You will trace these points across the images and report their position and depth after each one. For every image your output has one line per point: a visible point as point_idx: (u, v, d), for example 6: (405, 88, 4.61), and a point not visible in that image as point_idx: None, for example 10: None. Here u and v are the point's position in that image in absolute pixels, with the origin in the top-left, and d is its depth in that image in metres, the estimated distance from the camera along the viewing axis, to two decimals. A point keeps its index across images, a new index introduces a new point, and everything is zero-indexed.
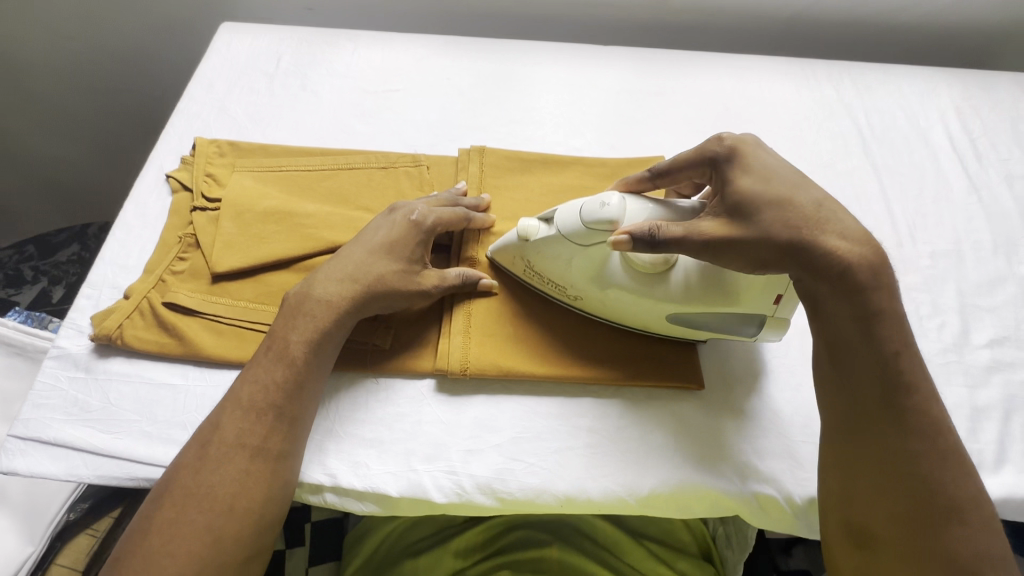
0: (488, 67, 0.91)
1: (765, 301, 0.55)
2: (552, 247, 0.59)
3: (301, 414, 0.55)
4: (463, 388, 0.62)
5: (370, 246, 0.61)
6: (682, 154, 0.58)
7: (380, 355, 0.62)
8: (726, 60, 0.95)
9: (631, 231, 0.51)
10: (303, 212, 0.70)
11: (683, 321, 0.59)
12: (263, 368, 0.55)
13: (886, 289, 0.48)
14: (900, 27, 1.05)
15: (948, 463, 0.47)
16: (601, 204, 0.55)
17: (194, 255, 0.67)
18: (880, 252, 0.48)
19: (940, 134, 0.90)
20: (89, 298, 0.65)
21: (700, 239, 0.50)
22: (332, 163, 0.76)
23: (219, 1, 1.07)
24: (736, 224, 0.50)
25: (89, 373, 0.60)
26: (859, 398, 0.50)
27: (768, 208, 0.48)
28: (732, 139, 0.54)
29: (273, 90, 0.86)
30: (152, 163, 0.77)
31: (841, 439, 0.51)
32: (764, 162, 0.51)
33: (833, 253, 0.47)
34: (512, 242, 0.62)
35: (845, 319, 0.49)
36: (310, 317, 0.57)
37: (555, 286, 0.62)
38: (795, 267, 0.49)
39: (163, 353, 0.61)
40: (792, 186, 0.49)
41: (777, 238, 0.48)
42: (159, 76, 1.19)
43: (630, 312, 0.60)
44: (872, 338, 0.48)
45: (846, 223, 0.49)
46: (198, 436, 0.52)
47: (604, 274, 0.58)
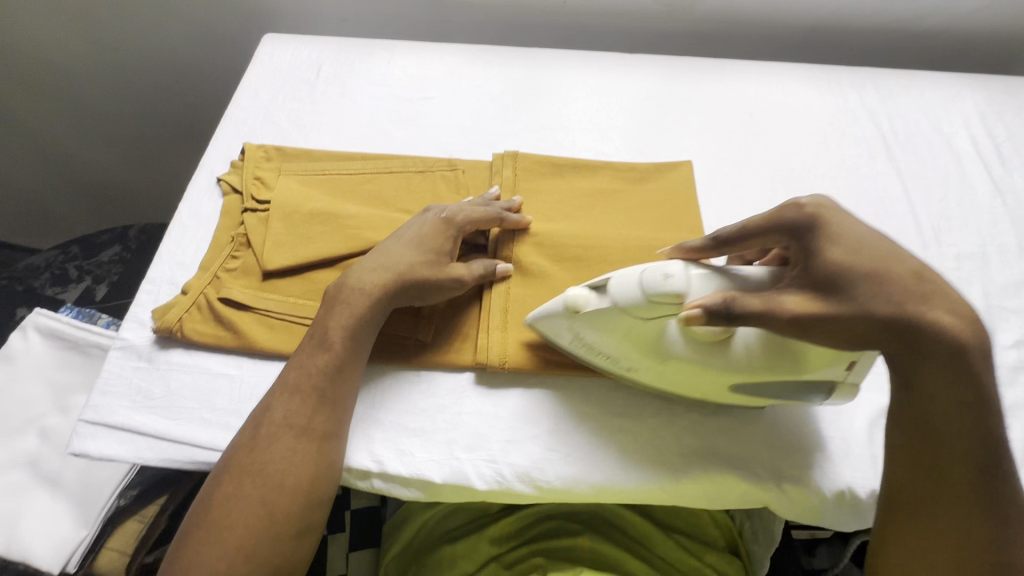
0: (518, 75, 0.94)
1: (834, 367, 0.53)
2: (607, 317, 0.56)
3: (343, 397, 0.58)
4: (502, 381, 0.64)
5: (403, 241, 0.65)
6: (750, 220, 0.56)
7: (422, 349, 0.65)
8: (750, 67, 0.98)
9: (704, 304, 0.49)
10: (346, 213, 0.73)
11: (748, 390, 0.57)
12: (306, 355, 0.59)
13: (984, 366, 0.47)
14: (922, 34, 1.06)
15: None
16: (663, 276, 0.53)
17: (245, 254, 0.71)
18: (978, 326, 0.47)
19: (964, 139, 0.91)
20: (149, 293, 0.70)
21: (788, 315, 0.48)
22: (372, 167, 0.80)
23: (259, 13, 1.12)
24: (826, 299, 0.48)
25: (152, 363, 0.64)
26: (951, 474, 0.48)
27: (867, 283, 0.47)
28: (812, 206, 0.52)
29: (315, 98, 0.90)
30: (203, 167, 0.81)
31: (922, 510, 0.49)
32: (851, 232, 0.50)
33: (937, 329, 0.46)
34: (558, 313, 0.59)
35: (948, 400, 0.47)
36: (348, 305, 0.61)
37: (607, 357, 0.60)
38: (899, 343, 0.47)
39: (220, 346, 0.65)
40: (884, 258, 0.48)
41: (879, 314, 0.46)
42: (199, 84, 1.25)
43: (693, 383, 0.58)
44: (973, 417, 0.47)
45: (950, 296, 0.47)
46: (251, 418, 0.57)
47: (663, 347, 0.56)
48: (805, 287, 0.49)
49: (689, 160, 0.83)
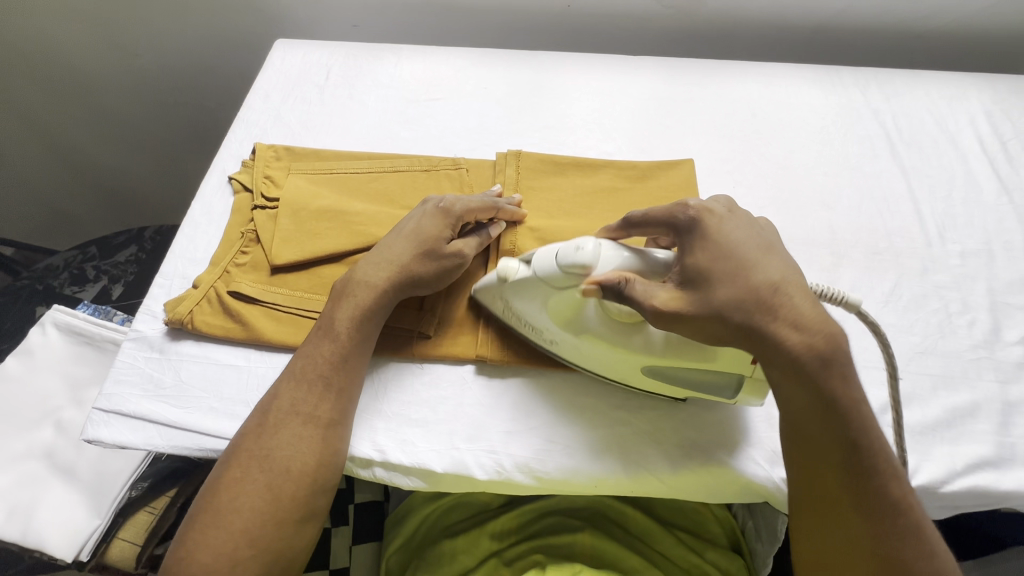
0: (523, 77, 0.96)
1: (742, 361, 0.55)
2: (528, 288, 0.60)
3: (349, 386, 0.59)
4: (503, 373, 0.65)
5: (403, 233, 0.66)
6: (653, 211, 0.60)
7: (426, 342, 0.66)
8: (754, 68, 0.98)
9: (601, 281, 0.53)
10: (353, 210, 0.75)
11: (661, 373, 0.59)
12: (312, 344, 0.61)
13: (841, 376, 0.49)
14: (928, 34, 1.06)
15: (907, 544, 0.48)
16: (576, 248, 0.56)
17: (255, 249, 0.73)
18: (833, 340, 0.49)
19: (971, 137, 0.90)
20: (162, 287, 0.72)
21: (655, 311, 0.51)
22: (379, 166, 0.82)
23: (272, 19, 1.15)
24: (690, 300, 0.51)
25: (163, 354, 0.66)
26: (823, 480, 0.50)
27: (720, 287, 0.51)
28: (698, 208, 0.56)
29: (324, 100, 0.93)
30: (216, 166, 0.84)
31: (804, 515, 0.52)
32: (723, 236, 0.54)
33: (783, 340, 0.49)
34: (491, 284, 0.64)
35: (805, 404, 0.50)
36: (353, 297, 0.62)
37: (531, 328, 0.63)
38: (749, 346, 0.51)
39: (229, 337, 0.67)
40: (746, 265, 0.52)
41: (731, 318, 0.50)
42: (215, 90, 1.29)
43: (608, 362, 0.60)
44: (831, 426, 0.49)
45: (802, 309, 0.50)
46: (260, 405, 0.58)
47: (580, 321, 0.58)
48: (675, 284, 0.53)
49: (690, 158, 0.84)
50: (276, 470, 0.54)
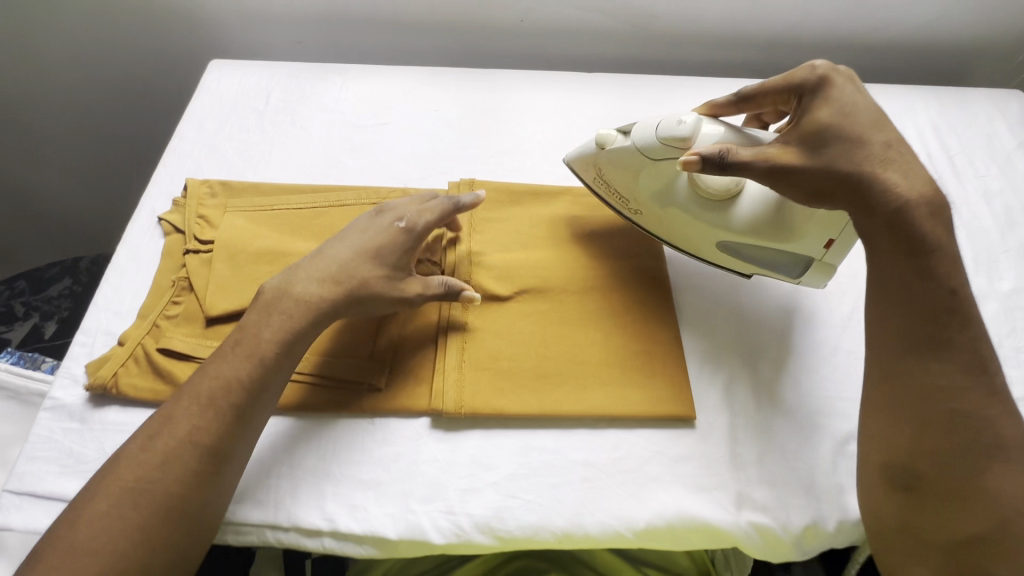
0: (475, 100, 0.93)
1: (816, 243, 0.63)
2: (626, 159, 0.68)
3: (256, 414, 0.57)
4: (458, 425, 0.62)
5: (353, 246, 0.65)
6: (768, 82, 0.66)
7: (376, 396, 0.63)
8: (708, 85, 0.98)
9: (701, 152, 0.58)
10: (295, 251, 0.71)
11: (732, 252, 0.68)
12: (228, 364, 0.57)
13: (943, 238, 0.55)
14: (876, 48, 1.08)
15: (990, 404, 0.52)
16: (678, 122, 0.63)
17: (187, 298, 0.67)
18: (936, 196, 0.56)
19: (919, 152, 0.92)
20: (82, 345, 0.65)
21: (765, 166, 0.57)
22: (322, 201, 0.77)
23: (208, 36, 1.08)
24: (803, 153, 0.57)
25: (84, 424, 0.60)
26: (913, 334, 0.55)
27: (835, 143, 0.57)
28: (823, 69, 0.61)
29: (264, 127, 0.87)
30: (144, 205, 0.77)
31: (901, 376, 0.55)
32: (846, 98, 0.59)
33: (892, 193, 0.55)
34: (587, 152, 0.71)
35: (900, 260, 0.55)
36: (284, 315, 0.60)
37: (619, 197, 0.71)
38: (848, 202, 0.57)
39: (159, 401, 0.61)
40: (861, 126, 0.57)
41: (840, 170, 0.56)
42: (150, 108, 1.20)
43: (685, 233, 0.69)
44: (925, 279, 0.55)
45: (905, 168, 0.56)
46: (149, 424, 0.54)
47: (670, 192, 0.67)
48: (792, 142, 0.58)
49: None
50: (156, 501, 0.50)
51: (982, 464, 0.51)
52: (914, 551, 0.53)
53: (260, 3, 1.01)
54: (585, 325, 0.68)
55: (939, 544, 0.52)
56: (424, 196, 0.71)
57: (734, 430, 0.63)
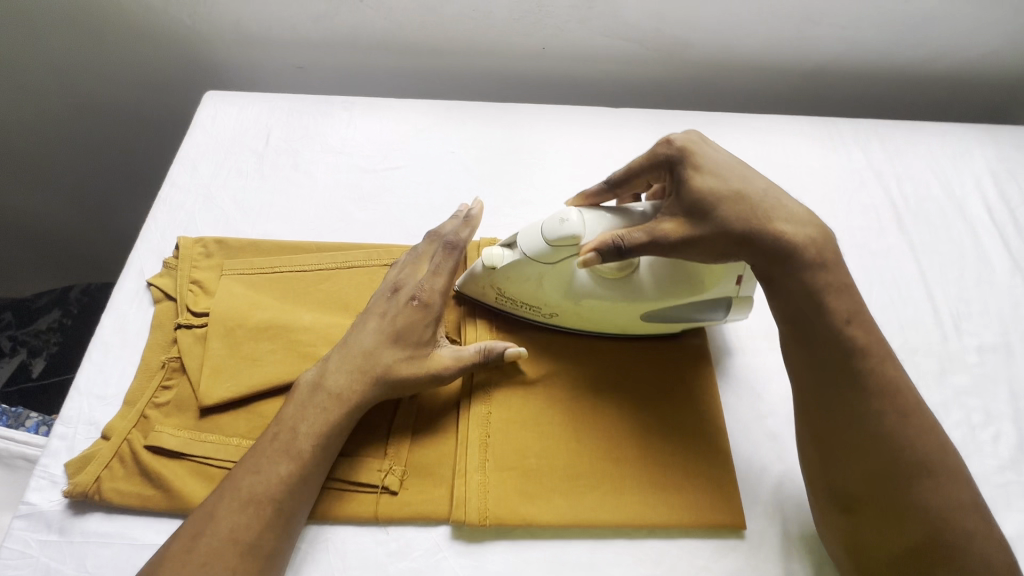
0: (495, 140, 0.85)
1: (728, 283, 0.60)
2: (519, 269, 0.61)
3: (299, 512, 0.51)
4: (482, 536, 0.56)
5: (379, 329, 0.59)
6: (632, 163, 0.62)
7: (391, 501, 0.56)
8: (747, 123, 0.90)
9: (596, 247, 0.55)
10: (300, 325, 0.64)
11: (657, 317, 0.63)
12: (267, 459, 0.51)
13: (834, 265, 0.54)
14: (927, 79, 0.99)
15: (907, 421, 0.50)
16: (561, 220, 0.58)
17: (180, 382, 0.61)
18: (822, 233, 0.55)
19: (978, 203, 0.84)
20: (62, 438, 0.58)
21: (667, 243, 0.54)
22: (329, 262, 0.70)
23: (202, 59, 1.00)
24: (693, 224, 0.54)
25: (64, 536, 0.53)
26: (822, 364, 0.53)
27: (719, 204, 0.54)
28: (680, 140, 0.59)
29: (264, 172, 0.79)
30: (132, 266, 0.70)
31: (811, 410, 0.54)
32: (710, 158, 0.57)
33: (783, 239, 0.53)
34: (478, 275, 0.64)
35: (797, 295, 0.53)
36: (320, 410, 0.54)
37: (530, 307, 0.64)
38: (752, 256, 0.54)
39: (148, 508, 0.54)
40: (739, 181, 0.55)
41: (734, 230, 0.53)
42: (145, 131, 1.10)
43: (606, 318, 0.63)
44: (825, 315, 0.53)
45: (789, 209, 0.55)
46: (189, 525, 0.48)
47: (576, 288, 0.61)
48: (678, 213, 0.55)
49: None
50: None
51: (908, 482, 0.49)
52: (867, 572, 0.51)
53: (259, 26, 0.93)
54: (618, 416, 0.61)
55: (883, 562, 0.50)
56: (424, 260, 0.64)
57: (787, 541, 0.57)
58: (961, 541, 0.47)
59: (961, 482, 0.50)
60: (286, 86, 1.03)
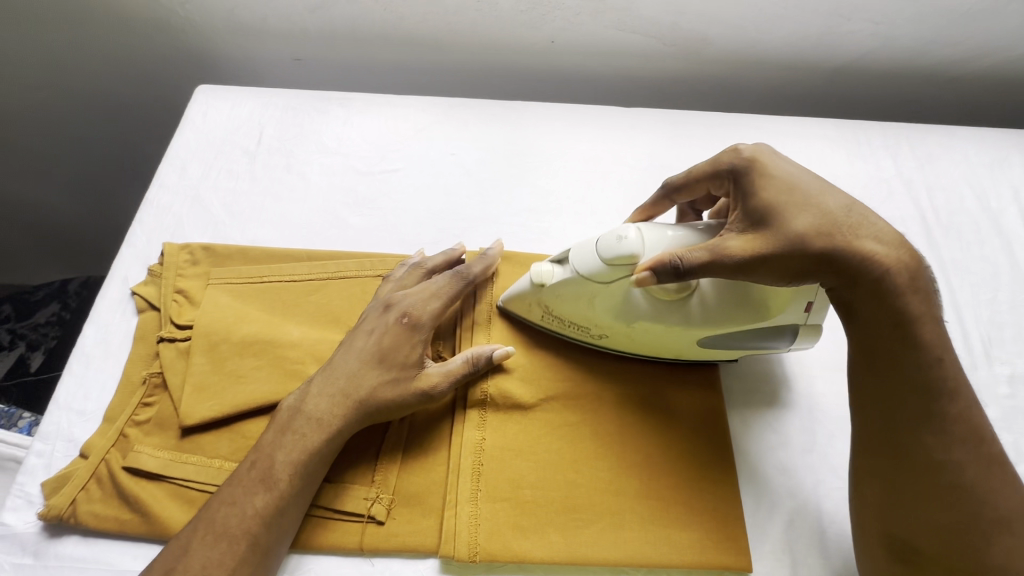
0: (499, 140, 0.81)
1: (797, 309, 0.54)
2: (569, 289, 0.57)
3: (276, 545, 0.50)
4: (471, 570, 0.53)
5: (364, 350, 0.57)
6: (693, 170, 0.57)
7: (374, 532, 0.53)
8: (768, 126, 0.85)
9: (652, 266, 0.49)
10: (287, 340, 0.61)
11: (715, 342, 0.58)
12: (243, 490, 0.50)
13: (925, 293, 0.47)
14: (963, 79, 0.92)
15: (990, 473, 0.45)
16: (618, 237, 0.53)
17: (161, 398, 0.58)
18: (915, 256, 0.48)
19: (1015, 217, 0.78)
20: (40, 455, 0.56)
21: (732, 262, 0.48)
22: (321, 272, 0.66)
23: (197, 51, 0.96)
24: (767, 241, 0.47)
25: (38, 560, 0.52)
26: (901, 403, 0.47)
27: (797, 219, 0.47)
28: (748, 149, 0.53)
29: (255, 173, 0.76)
30: (116, 273, 0.68)
31: (880, 452, 0.48)
32: (783, 169, 0.50)
33: (870, 259, 0.46)
34: (524, 290, 0.60)
35: (882, 325, 0.47)
36: (298, 436, 0.52)
37: (577, 327, 0.60)
38: (833, 276, 0.47)
39: (125, 533, 0.52)
40: (818, 195, 0.48)
41: (815, 247, 0.46)
42: (138, 122, 1.07)
43: (659, 342, 0.58)
44: (913, 349, 0.46)
45: (877, 226, 0.48)
46: (163, 560, 0.47)
47: (629, 309, 0.56)
48: (748, 229, 0.49)
49: None
50: None
51: (984, 538, 0.44)
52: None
53: (254, 17, 0.89)
54: (619, 444, 0.58)
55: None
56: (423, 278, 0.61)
57: None
58: None
59: None
60: (283, 78, 0.99)
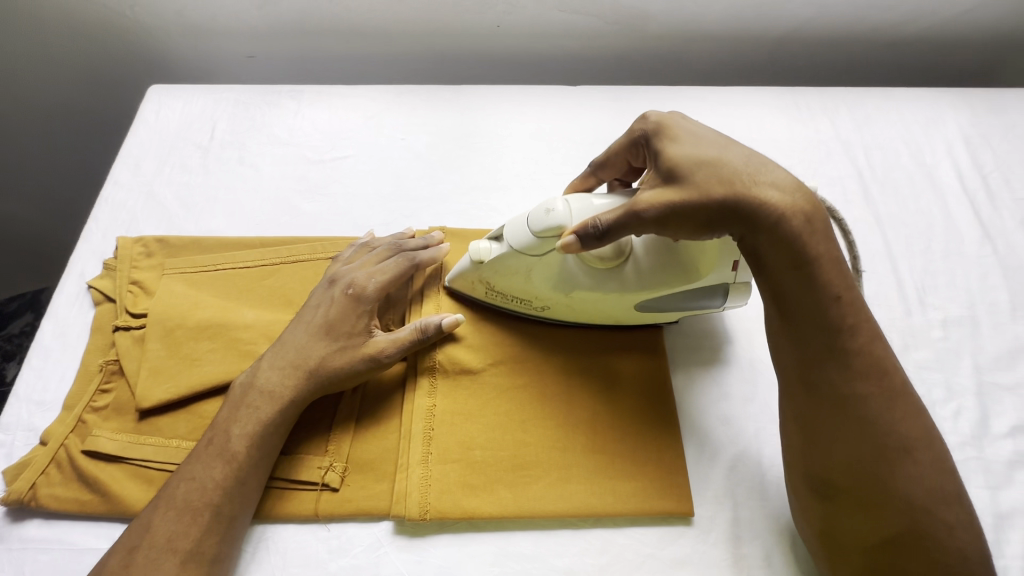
0: (448, 123, 0.83)
1: (725, 268, 0.56)
2: (508, 264, 0.59)
3: (239, 513, 0.51)
4: (425, 529, 0.55)
5: (312, 324, 0.58)
6: (612, 143, 0.60)
7: (331, 500, 0.55)
8: (711, 96, 0.87)
9: (576, 232, 0.52)
10: (240, 323, 0.63)
11: (653, 306, 0.60)
12: (201, 465, 0.52)
13: (824, 235, 0.49)
14: (900, 43, 0.95)
15: (893, 404, 0.47)
16: (547, 211, 0.55)
17: (119, 384, 0.60)
18: (813, 202, 0.49)
19: (949, 170, 0.81)
20: (1, 445, 0.58)
21: (648, 214, 0.49)
22: (273, 256, 0.68)
23: (152, 54, 0.97)
24: (676, 191, 0.49)
25: (2, 543, 0.53)
26: (806, 339, 0.49)
27: (699, 171, 0.49)
28: (655, 114, 0.55)
29: (208, 167, 0.78)
30: (72, 268, 0.69)
31: (792, 385, 0.51)
32: (687, 127, 0.53)
33: (768, 205, 0.48)
34: (465, 269, 0.62)
35: (782, 269, 0.49)
36: (253, 410, 0.54)
37: (520, 301, 0.62)
38: (738, 226, 0.49)
39: (85, 513, 0.54)
40: (720, 148, 0.50)
41: (717, 197, 0.48)
42: (100, 128, 1.08)
43: (599, 309, 0.61)
44: (812, 287, 0.48)
45: (775, 175, 0.49)
46: (129, 536, 0.49)
47: (567, 279, 0.58)
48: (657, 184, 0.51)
49: None
50: None
51: (890, 467, 0.46)
52: (842, 554, 0.49)
53: (204, 15, 0.90)
54: (565, 402, 0.60)
55: (857, 548, 0.48)
56: (372, 253, 0.64)
57: (737, 526, 0.56)
58: (939, 535, 0.44)
59: (946, 472, 0.46)
60: (240, 77, 1.01)
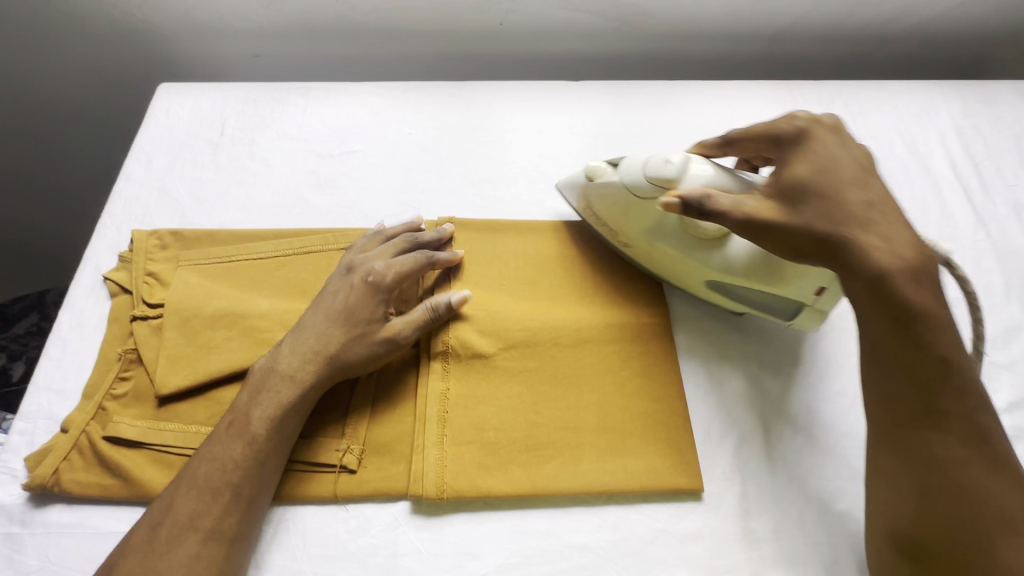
0: (454, 118, 0.84)
1: (808, 288, 0.58)
2: (612, 192, 0.64)
3: (260, 494, 0.53)
4: (441, 509, 0.56)
5: (330, 310, 0.60)
6: (754, 126, 0.62)
7: (348, 482, 0.57)
8: (709, 89, 0.89)
9: (683, 195, 0.54)
10: (256, 312, 0.64)
11: (721, 288, 0.63)
12: (222, 446, 0.53)
13: (930, 292, 0.48)
14: (891, 38, 0.98)
15: (994, 472, 0.46)
16: (665, 161, 0.59)
17: (137, 372, 0.61)
18: (923, 256, 0.50)
19: (942, 159, 0.83)
20: (22, 433, 0.59)
21: (739, 219, 0.53)
22: (287, 248, 0.69)
23: (159, 55, 0.99)
24: (784, 211, 0.52)
25: (26, 528, 0.54)
26: (903, 399, 0.48)
27: (814, 199, 0.52)
28: (805, 121, 0.58)
29: (218, 162, 0.79)
30: (88, 261, 0.70)
31: (884, 444, 0.50)
32: (828, 152, 0.54)
33: (870, 253, 0.49)
34: (580, 182, 0.68)
35: (880, 324, 0.49)
36: (272, 393, 0.55)
37: (607, 229, 0.67)
38: (829, 263, 0.51)
39: (108, 498, 0.55)
40: (843, 182, 0.52)
41: (814, 230, 0.51)
42: (105, 129, 1.09)
43: (671, 267, 0.64)
44: (914, 348, 0.47)
45: (888, 227, 0.50)
46: (151, 513, 0.50)
47: (657, 224, 0.62)
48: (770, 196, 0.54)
49: None
50: None
51: (992, 541, 0.44)
52: None
53: (211, 15, 0.92)
54: (576, 384, 0.61)
55: None
56: (388, 243, 0.65)
57: (746, 501, 0.57)
58: None
59: None
60: (245, 76, 1.02)
